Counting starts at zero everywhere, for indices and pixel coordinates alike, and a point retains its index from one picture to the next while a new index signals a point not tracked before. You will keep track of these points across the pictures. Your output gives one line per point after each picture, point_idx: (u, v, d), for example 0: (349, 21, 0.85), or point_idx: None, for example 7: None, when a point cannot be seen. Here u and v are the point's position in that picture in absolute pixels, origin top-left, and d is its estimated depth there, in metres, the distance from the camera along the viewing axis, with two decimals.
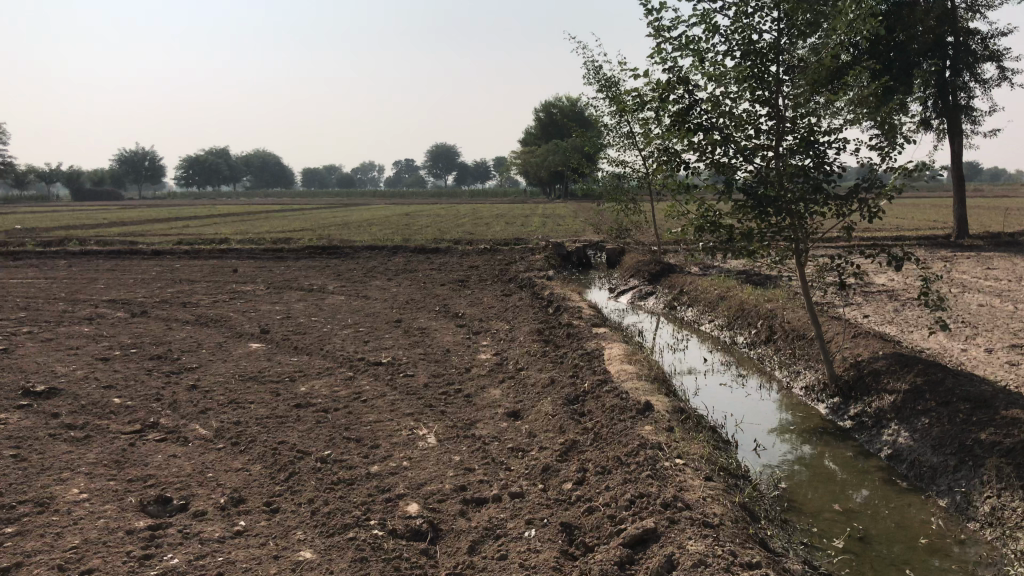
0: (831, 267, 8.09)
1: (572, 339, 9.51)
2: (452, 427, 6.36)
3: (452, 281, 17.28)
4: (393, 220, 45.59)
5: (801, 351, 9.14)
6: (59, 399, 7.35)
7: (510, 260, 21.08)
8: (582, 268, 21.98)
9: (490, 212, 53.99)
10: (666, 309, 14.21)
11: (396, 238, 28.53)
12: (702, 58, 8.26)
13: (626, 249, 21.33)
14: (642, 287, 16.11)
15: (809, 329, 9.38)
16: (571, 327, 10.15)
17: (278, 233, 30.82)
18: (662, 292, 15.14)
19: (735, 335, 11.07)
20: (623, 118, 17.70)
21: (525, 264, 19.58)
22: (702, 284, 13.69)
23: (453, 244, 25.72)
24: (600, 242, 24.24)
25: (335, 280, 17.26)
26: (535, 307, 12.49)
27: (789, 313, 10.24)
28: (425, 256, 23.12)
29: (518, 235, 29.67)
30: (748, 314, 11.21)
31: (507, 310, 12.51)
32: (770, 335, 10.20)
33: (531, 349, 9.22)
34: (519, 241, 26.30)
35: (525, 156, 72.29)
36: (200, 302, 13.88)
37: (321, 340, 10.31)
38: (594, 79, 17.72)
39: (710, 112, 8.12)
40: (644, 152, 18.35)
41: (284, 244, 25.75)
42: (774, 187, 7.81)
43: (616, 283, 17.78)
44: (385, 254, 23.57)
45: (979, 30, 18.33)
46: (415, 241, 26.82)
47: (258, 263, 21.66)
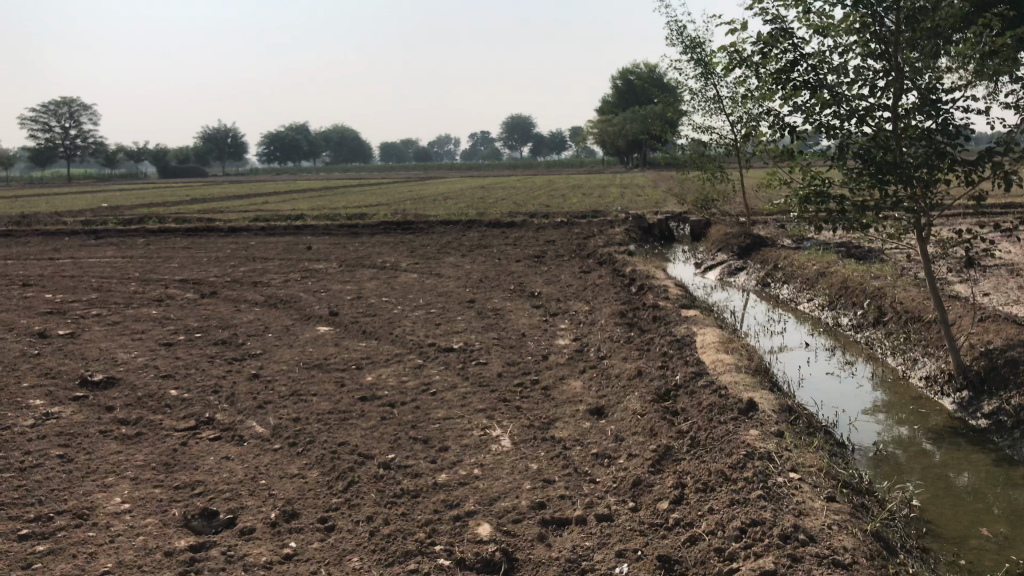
0: (957, 242, 7.14)
1: (659, 322, 8.75)
2: (530, 427, 5.72)
3: (529, 257, 16.62)
4: (469, 194, 45.08)
5: (918, 335, 8.20)
6: (115, 390, 6.96)
7: (589, 233, 20.32)
8: (664, 241, 21.07)
9: (568, 184, 53.09)
10: (758, 286, 13.28)
11: (471, 212, 28.03)
12: (808, 9, 7.36)
13: (711, 221, 20.32)
14: (730, 262, 15.18)
15: (926, 310, 8.41)
16: (657, 308, 9.39)
17: (353, 208, 30.67)
18: (752, 268, 14.19)
19: (837, 316, 10.14)
20: (709, 82, 16.66)
21: (605, 238, 18.80)
22: (797, 259, 12.72)
23: (529, 218, 25.05)
24: (683, 214, 23.22)
25: (409, 257, 16.79)
26: (617, 285, 11.75)
27: (900, 293, 9.26)
28: (500, 230, 22.52)
29: (597, 207, 28.84)
30: (852, 293, 10.24)
31: (587, 289, 11.79)
32: (879, 317, 9.25)
33: (614, 334, 8.51)
34: (598, 213, 25.48)
35: (602, 125, 70.90)
36: (271, 281, 13.53)
37: (391, 323, 9.78)
38: (677, 40, 16.69)
39: (816, 68, 7.24)
40: (732, 117, 17.30)
41: (358, 219, 25.46)
42: (891, 151, 6.88)
43: (702, 258, 16.87)
44: (460, 229, 23.05)
45: None
46: (490, 215, 26.25)
47: (333, 239, 21.39)
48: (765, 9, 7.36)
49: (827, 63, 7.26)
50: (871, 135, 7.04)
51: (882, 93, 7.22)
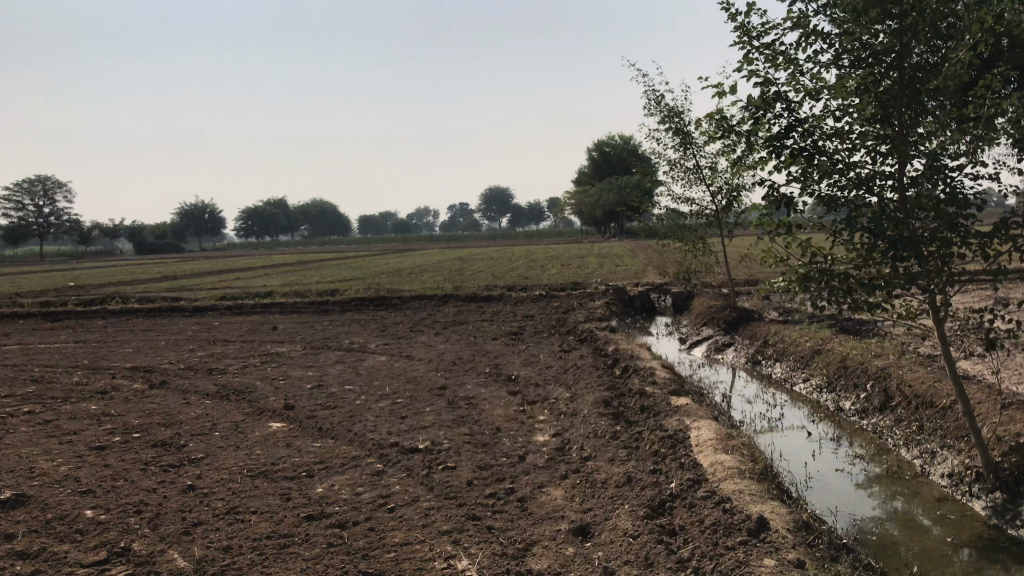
0: (977, 325, 6.42)
1: (647, 414, 7.91)
2: (502, 555, 4.83)
3: (506, 334, 15.81)
4: (446, 267, 44.54)
5: (933, 423, 7.42)
6: (20, 512, 5.97)
7: (568, 307, 19.58)
8: (646, 314, 20.40)
9: (546, 254, 52.76)
10: (749, 364, 12.52)
11: (447, 286, 27.28)
12: (799, 70, 6.74)
13: (694, 293, 19.69)
14: (717, 337, 14.43)
15: (940, 395, 7.65)
16: (644, 395, 8.56)
17: (326, 284, 29.78)
18: (741, 344, 13.45)
19: (838, 399, 9.36)
20: (688, 151, 16.20)
21: (585, 312, 18.06)
22: (789, 336, 12.00)
23: (506, 291, 24.32)
24: (664, 285, 22.59)
25: (379, 337, 15.91)
26: (600, 367, 10.92)
27: (907, 375, 8.50)
28: (476, 305, 21.73)
29: (576, 279, 28.25)
30: (852, 374, 9.48)
31: (568, 371, 10.96)
32: (886, 401, 8.47)
33: (598, 428, 7.65)
34: (578, 285, 24.83)
35: (579, 195, 71.03)
36: (228, 369, 12.57)
37: (352, 417, 8.87)
38: (655, 110, 16.24)
39: (812, 134, 6.59)
40: (711, 187, 16.80)
41: (329, 296, 24.58)
42: (901, 225, 6.19)
43: (686, 332, 16.14)
44: (435, 305, 22.24)
45: None
46: (466, 289, 25.54)
47: (302, 318, 20.47)
48: (753, 72, 6.74)
49: (823, 129, 6.62)
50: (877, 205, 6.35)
51: (884, 162, 6.57)
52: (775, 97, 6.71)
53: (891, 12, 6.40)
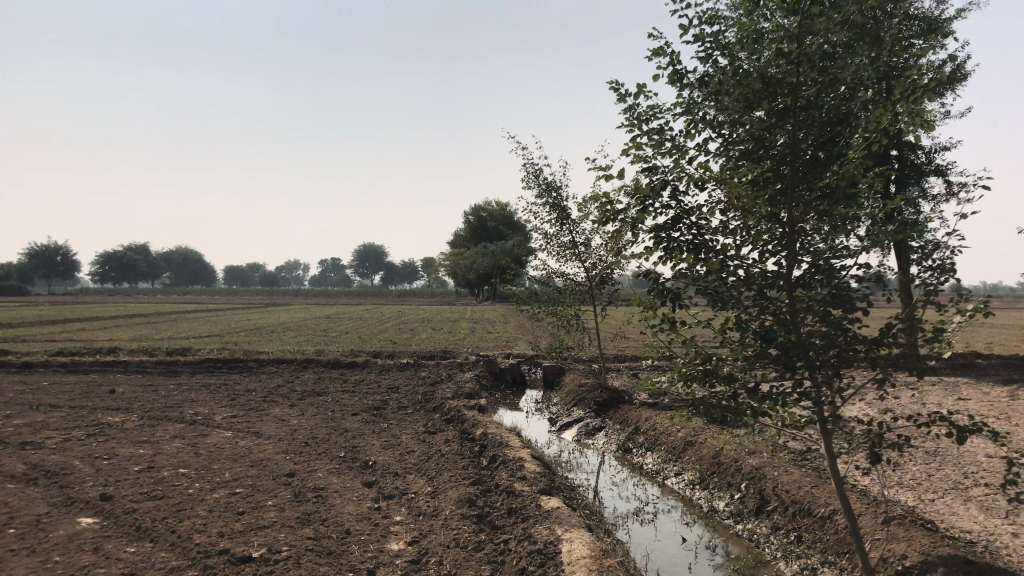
0: (863, 438, 6.09)
1: (514, 518, 7.20)
2: None
3: (368, 409, 14.85)
4: (311, 325, 43.02)
5: (811, 537, 7.06)
6: None
7: (434, 379, 18.81)
8: (516, 388, 19.88)
9: (417, 317, 51.85)
10: (619, 449, 12.08)
11: (309, 349, 26.02)
12: (687, 159, 6.35)
13: (564, 368, 19.35)
14: (587, 419, 13.98)
15: (817, 504, 7.31)
16: (511, 495, 7.88)
17: (177, 341, 27.89)
18: (611, 429, 12.99)
19: (712, 498, 8.95)
20: (564, 227, 15.94)
21: (452, 385, 17.33)
22: (661, 423, 11.65)
23: (371, 358, 23.33)
24: (534, 357, 22.21)
25: (227, 408, 14.63)
26: (464, 453, 10.19)
27: (782, 477, 8.16)
28: (338, 373, 20.64)
29: (445, 346, 27.58)
30: (725, 471, 9.12)
31: (430, 457, 10.14)
32: (761, 505, 8.08)
33: (460, 535, 6.88)
34: (446, 354, 24.06)
35: (453, 258, 70.71)
36: (43, 444, 11.08)
37: (179, 513, 7.73)
38: (532, 183, 15.91)
39: (699, 227, 6.20)
40: (586, 264, 16.57)
41: (179, 356, 22.85)
42: (791, 330, 5.81)
43: (556, 411, 15.67)
44: (294, 370, 20.98)
45: (923, 146, 18.06)
46: (329, 353, 24.34)
47: (144, 381, 18.79)
48: (639, 158, 6.31)
49: (710, 222, 6.22)
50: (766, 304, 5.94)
51: (772, 260, 6.22)
52: (662, 185, 6.29)
53: (781, 105, 6.09)
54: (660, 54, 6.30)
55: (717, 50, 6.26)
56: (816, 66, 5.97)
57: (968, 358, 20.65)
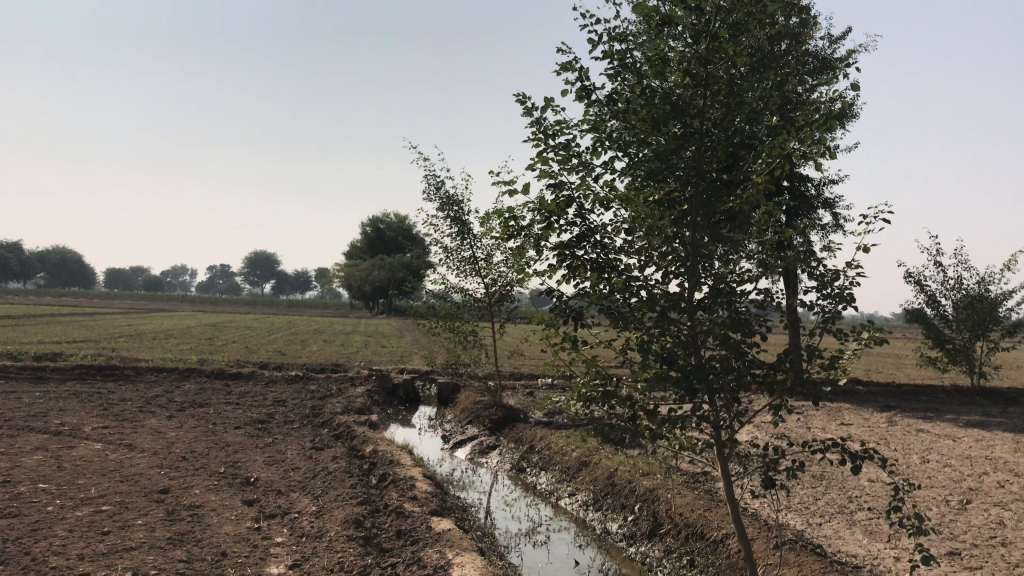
0: (759, 463, 6.07)
1: (403, 541, 6.89)
2: None
3: (252, 423, 14.21)
4: (195, 333, 41.38)
5: (703, 561, 7.02)
6: None
7: (325, 392, 18.23)
8: (409, 404, 19.49)
9: (309, 328, 50.61)
10: (512, 469, 11.89)
11: (192, 358, 24.91)
12: (592, 175, 6.23)
13: (458, 385, 19.08)
14: (481, 437, 13.75)
15: (709, 528, 7.29)
16: (401, 516, 7.57)
17: (48, 345, 26.23)
18: (505, 447, 12.80)
19: (605, 520, 8.85)
20: (464, 241, 15.73)
21: (343, 399, 16.82)
22: (555, 443, 11.53)
23: (258, 369, 22.49)
24: (428, 373, 21.85)
25: (99, 418, 13.73)
26: (353, 471, 9.79)
27: (675, 499, 8.13)
28: (222, 383, 19.78)
29: (336, 359, 26.89)
30: (619, 493, 9.05)
31: (316, 475, 9.71)
32: (654, 527, 8.02)
33: (345, 558, 6.53)
34: (338, 367, 23.43)
35: (348, 270, 69.48)
36: None
37: (35, 533, 7.08)
38: (434, 195, 15.65)
39: (603, 245, 6.07)
40: (485, 280, 16.39)
41: (48, 362, 21.44)
42: (691, 353, 5.73)
43: (449, 428, 15.39)
44: (174, 380, 19.99)
45: (813, 178, 18.70)
46: (213, 363, 23.34)
47: (7, 388, 17.51)
48: (544, 172, 6.14)
49: (615, 240, 6.09)
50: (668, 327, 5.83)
51: (674, 281, 6.14)
52: (567, 202, 6.14)
53: (689, 126, 6.02)
54: (569, 68, 6.13)
55: (626, 66, 6.13)
56: (724, 89, 5.94)
57: (848, 385, 21.43)
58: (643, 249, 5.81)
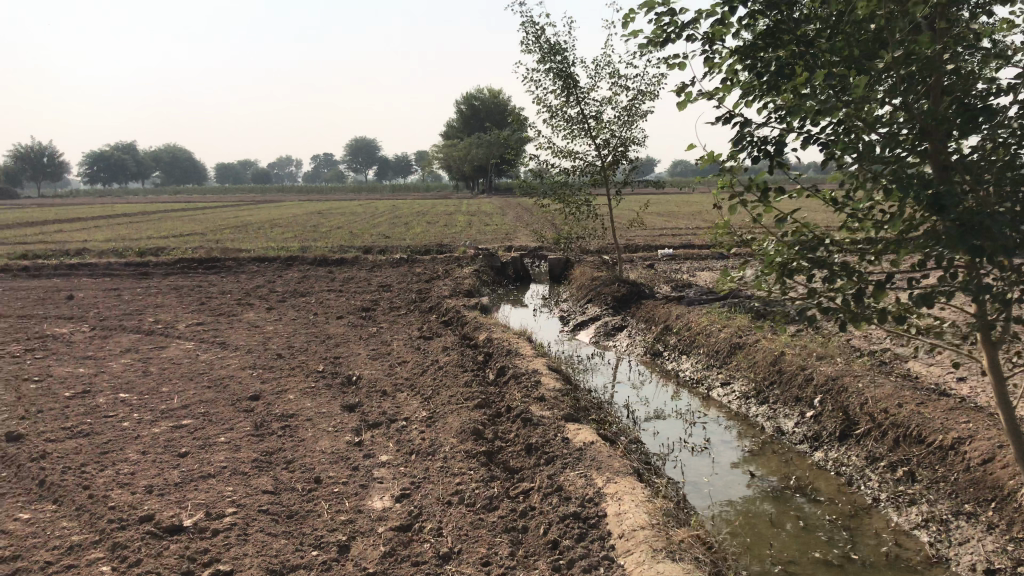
0: None
1: (535, 459, 5.47)
2: None
3: (356, 312, 13.09)
4: (298, 221, 41.18)
5: (933, 475, 5.35)
6: None
7: (431, 274, 17.00)
8: (520, 283, 18.14)
9: (412, 210, 49.79)
10: (646, 352, 10.34)
11: (294, 245, 24.16)
12: None
13: (572, 260, 17.52)
14: (605, 316, 12.22)
15: (932, 430, 5.58)
16: (529, 424, 6.14)
17: (154, 240, 25.97)
18: (635, 328, 11.23)
19: (775, 415, 7.22)
20: (572, 97, 13.72)
21: (451, 280, 15.55)
22: (696, 323, 9.85)
23: (360, 253, 21.49)
24: (538, 249, 20.37)
25: (195, 313, 12.85)
26: (466, 364, 8.43)
27: (871, 390, 6.41)
28: (325, 270, 18.85)
29: (442, 239, 25.75)
30: (791, 382, 7.36)
31: (425, 371, 8.40)
32: (846, 427, 6.36)
33: (464, 485, 5.16)
34: (444, 247, 22.20)
35: (447, 149, 68.03)
36: None
37: (103, 457, 5.99)
38: (534, 46, 13.66)
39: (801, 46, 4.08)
40: (598, 141, 14.44)
41: (151, 256, 20.97)
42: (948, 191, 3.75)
43: (567, 307, 13.94)
44: (276, 269, 19.20)
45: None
46: (315, 249, 22.47)
47: (108, 285, 16.99)
48: None
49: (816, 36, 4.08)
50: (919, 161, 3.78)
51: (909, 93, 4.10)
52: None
53: None
54: None
55: None
56: None
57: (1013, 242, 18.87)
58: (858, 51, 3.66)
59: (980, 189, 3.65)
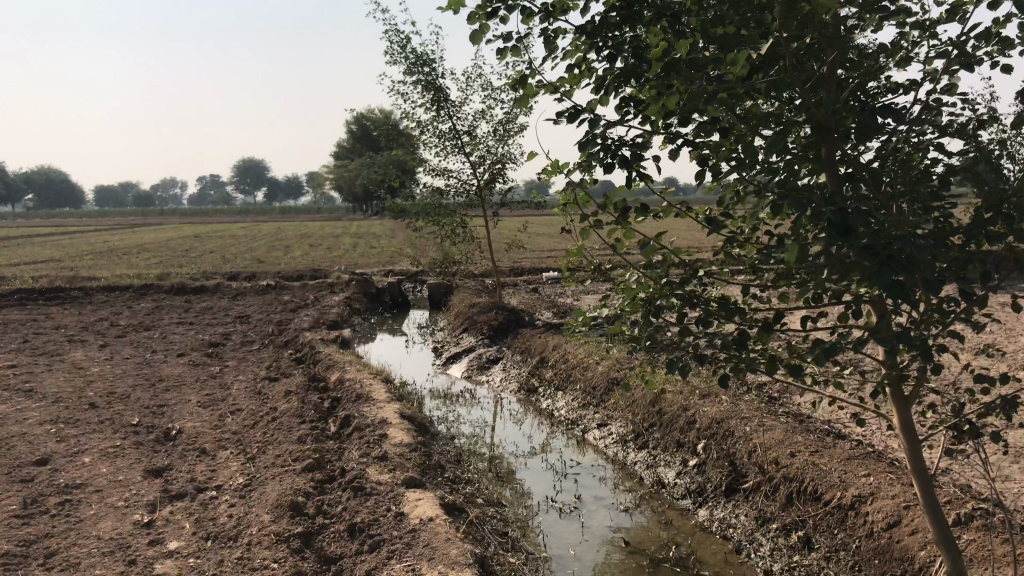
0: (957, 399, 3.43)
1: (360, 545, 4.39)
2: None
3: (203, 348, 11.68)
4: (171, 246, 38.84)
5: (832, 542, 4.54)
6: None
7: (298, 302, 15.68)
8: (396, 310, 17.00)
9: (298, 233, 47.88)
10: (520, 388, 9.38)
11: (156, 271, 22.32)
12: None
13: (451, 286, 16.54)
14: (479, 347, 11.24)
15: (829, 485, 4.79)
16: (362, 493, 5.06)
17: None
18: (510, 360, 10.28)
19: (656, 464, 6.35)
20: (443, 110, 12.76)
21: (319, 309, 14.30)
22: (573, 354, 8.96)
23: (226, 280, 19.91)
24: (419, 273, 19.31)
25: (13, 353, 11.18)
26: (308, 412, 7.26)
27: (759, 436, 5.61)
28: (184, 300, 17.24)
29: (321, 263, 24.37)
30: (672, 424, 6.51)
31: (258, 422, 7.19)
32: (734, 480, 5.53)
33: None
34: (318, 273, 20.81)
35: (336, 171, 66.26)
36: None
37: None
38: (400, 56, 12.64)
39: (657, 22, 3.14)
40: (472, 157, 13.54)
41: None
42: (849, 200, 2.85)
43: (442, 337, 12.91)
44: (128, 299, 17.45)
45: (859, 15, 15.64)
46: (177, 276, 20.74)
47: None
48: None
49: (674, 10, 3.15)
50: (814, 169, 2.91)
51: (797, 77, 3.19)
52: None
53: None
54: None
55: None
56: None
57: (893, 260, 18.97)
58: (737, 23, 2.75)
59: (891, 207, 2.80)
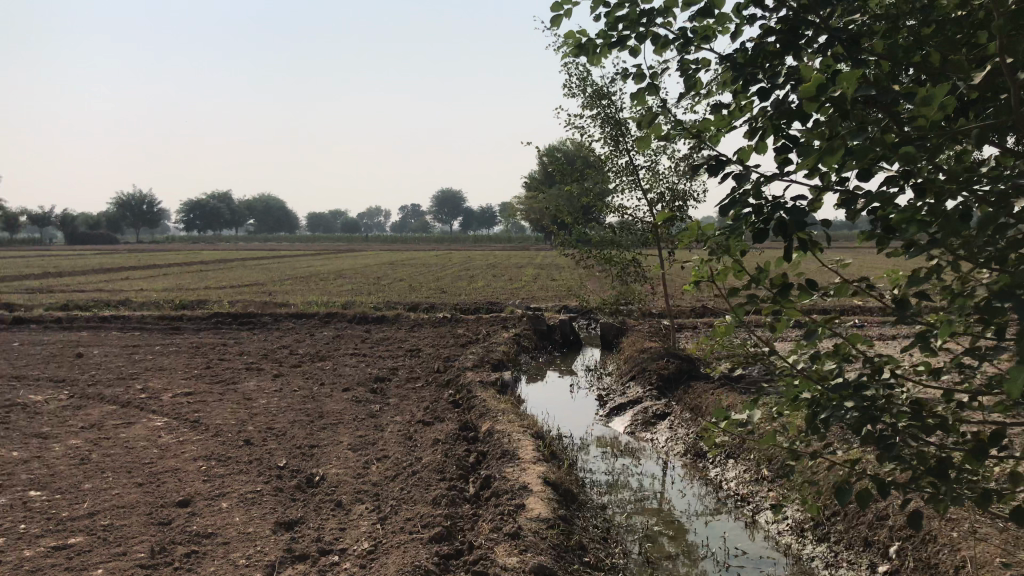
0: None
1: None
2: None
3: (369, 382, 11.64)
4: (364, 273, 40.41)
5: None
6: None
7: (470, 338, 15.49)
8: (568, 349, 16.48)
9: (485, 263, 48.61)
10: (687, 449, 8.56)
11: (342, 299, 23.05)
12: None
13: (626, 327, 15.84)
14: (647, 398, 10.48)
15: None
16: None
17: (204, 292, 25.18)
18: (679, 416, 9.48)
19: (835, 564, 5.40)
20: (620, 144, 12.18)
21: (488, 346, 14.02)
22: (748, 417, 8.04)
23: (405, 311, 20.16)
24: (595, 311, 18.72)
25: (193, 380, 11.58)
26: (450, 467, 6.84)
27: (968, 549, 4.56)
28: (363, 330, 17.53)
29: (500, 296, 24.32)
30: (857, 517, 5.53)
31: (400, 474, 6.85)
32: None
33: None
34: (494, 306, 20.69)
35: (525, 202, 67.10)
36: None
37: None
38: (577, 89, 12.21)
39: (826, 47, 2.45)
40: (650, 194, 12.84)
41: (189, 310, 20.05)
42: None
43: (611, 383, 12.24)
44: (312, 326, 17.98)
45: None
46: (360, 305, 21.26)
47: (130, 341, 15.96)
48: None
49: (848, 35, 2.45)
50: None
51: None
52: None
53: None
54: None
55: None
56: None
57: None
58: None
59: None
